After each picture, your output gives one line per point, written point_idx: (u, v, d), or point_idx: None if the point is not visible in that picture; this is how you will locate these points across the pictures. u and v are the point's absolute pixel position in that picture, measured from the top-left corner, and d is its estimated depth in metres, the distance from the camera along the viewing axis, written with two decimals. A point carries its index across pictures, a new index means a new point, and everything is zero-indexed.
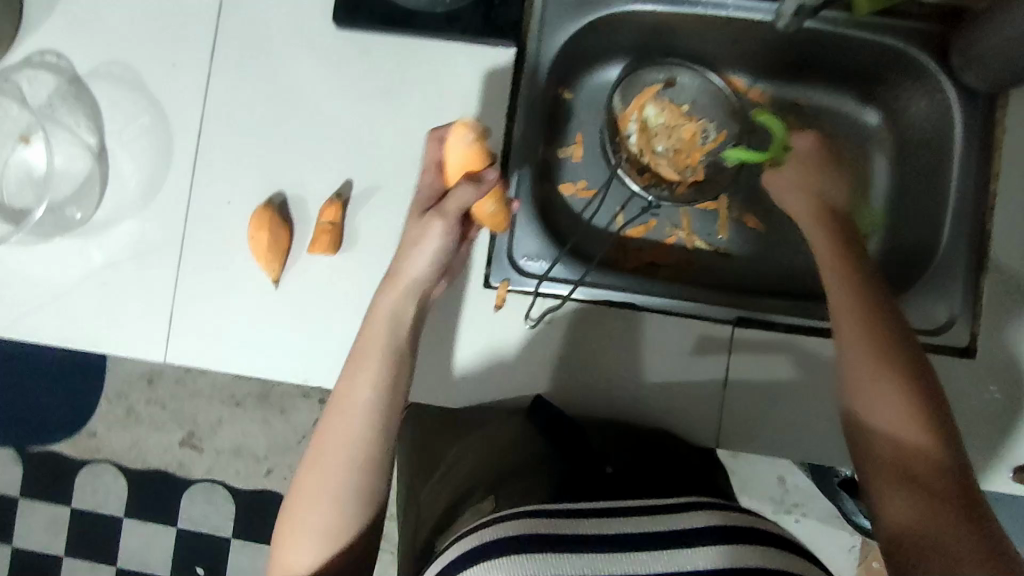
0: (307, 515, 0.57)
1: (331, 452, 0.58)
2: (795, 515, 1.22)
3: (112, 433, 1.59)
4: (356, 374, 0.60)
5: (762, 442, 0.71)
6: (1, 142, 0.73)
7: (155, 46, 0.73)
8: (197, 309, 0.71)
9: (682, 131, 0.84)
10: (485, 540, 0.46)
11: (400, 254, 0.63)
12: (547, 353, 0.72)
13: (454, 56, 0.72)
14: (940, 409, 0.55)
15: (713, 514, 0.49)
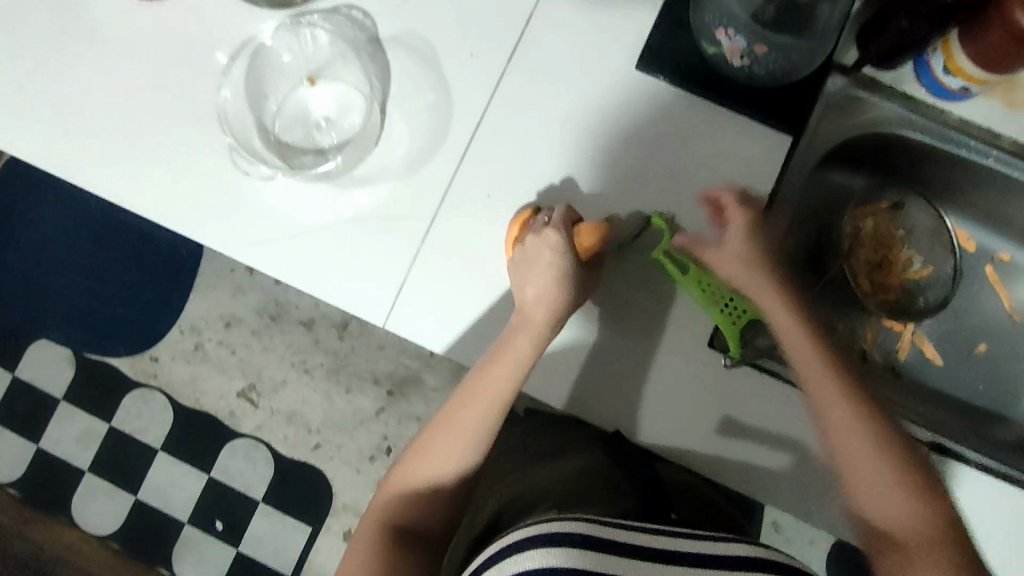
0: (399, 486, 0.70)
1: (429, 457, 0.70)
2: None
3: (174, 364, 1.56)
4: (465, 406, 0.70)
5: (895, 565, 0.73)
6: (286, 78, 0.77)
7: (459, 34, 0.76)
8: (432, 287, 0.74)
9: (889, 251, 0.88)
10: (547, 530, 0.53)
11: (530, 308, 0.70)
12: (733, 415, 0.74)
13: (740, 123, 0.74)
14: (904, 447, 0.65)
15: (738, 546, 0.56)
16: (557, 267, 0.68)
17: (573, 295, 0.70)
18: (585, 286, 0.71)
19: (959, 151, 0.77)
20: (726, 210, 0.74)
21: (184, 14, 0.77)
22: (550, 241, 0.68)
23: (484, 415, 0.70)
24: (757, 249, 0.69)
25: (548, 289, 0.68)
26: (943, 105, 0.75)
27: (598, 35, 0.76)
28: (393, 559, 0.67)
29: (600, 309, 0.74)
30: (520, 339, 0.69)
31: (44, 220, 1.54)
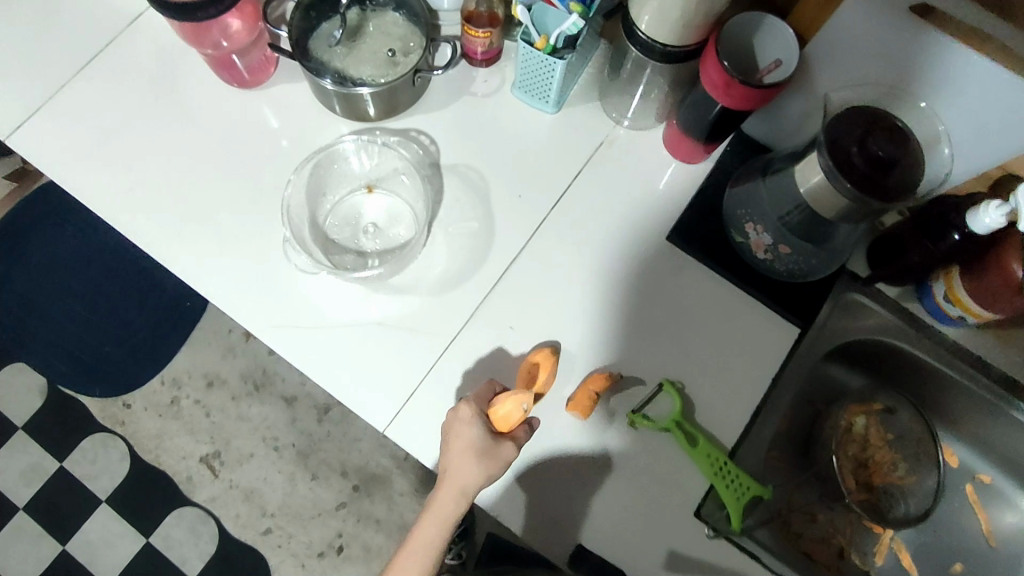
0: None
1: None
2: None
3: (145, 415, 1.53)
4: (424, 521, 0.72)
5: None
6: (347, 183, 0.84)
7: (512, 176, 0.83)
8: (437, 405, 0.75)
9: (875, 451, 0.91)
10: None
11: (450, 449, 0.69)
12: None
13: (753, 309, 0.80)
14: None
15: None
16: (468, 445, 0.68)
17: (484, 470, 0.68)
18: (500, 459, 0.69)
19: (952, 372, 0.83)
20: (727, 386, 0.78)
21: (268, 107, 0.84)
22: (458, 420, 0.69)
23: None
24: None
25: (461, 469, 0.68)
26: (937, 326, 0.81)
27: (636, 202, 0.83)
28: None
29: (587, 461, 0.75)
30: (456, 466, 0.68)
31: (49, 243, 1.50)
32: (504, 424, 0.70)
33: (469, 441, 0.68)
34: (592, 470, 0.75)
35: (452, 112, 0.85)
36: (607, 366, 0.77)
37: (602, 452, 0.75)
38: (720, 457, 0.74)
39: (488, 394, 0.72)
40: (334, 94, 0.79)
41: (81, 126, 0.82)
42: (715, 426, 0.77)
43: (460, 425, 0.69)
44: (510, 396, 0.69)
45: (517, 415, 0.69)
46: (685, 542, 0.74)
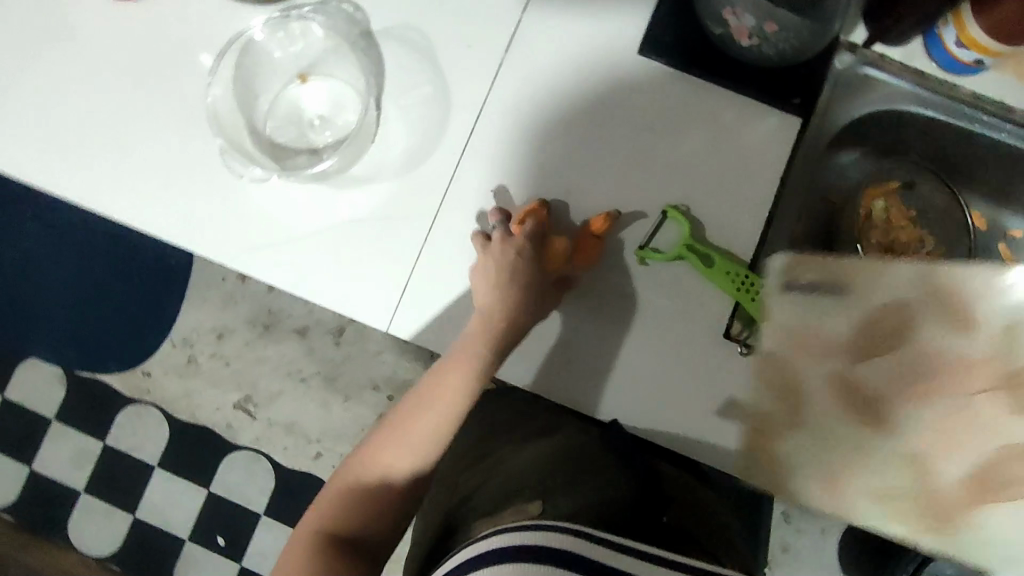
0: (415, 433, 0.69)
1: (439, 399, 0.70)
2: None
3: (167, 379, 1.52)
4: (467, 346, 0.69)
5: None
6: (275, 77, 0.74)
7: (455, 24, 0.74)
8: (437, 290, 0.72)
9: (901, 232, 0.85)
10: (534, 543, 0.44)
11: (502, 283, 0.69)
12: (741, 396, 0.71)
13: (747, 107, 0.72)
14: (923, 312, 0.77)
15: None
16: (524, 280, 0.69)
17: (536, 310, 0.70)
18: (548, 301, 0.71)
19: (973, 126, 0.75)
20: (735, 196, 0.72)
21: (164, 15, 0.74)
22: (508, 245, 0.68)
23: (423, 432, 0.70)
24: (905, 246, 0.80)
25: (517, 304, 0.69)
26: (954, 80, 0.73)
27: (598, 19, 0.73)
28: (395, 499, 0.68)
29: (603, 309, 0.72)
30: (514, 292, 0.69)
31: (30, 232, 1.50)
32: (557, 260, 0.70)
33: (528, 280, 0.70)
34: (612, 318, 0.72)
35: None
36: (603, 208, 0.72)
37: (618, 298, 0.72)
38: (742, 272, 0.69)
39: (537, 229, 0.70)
40: None
41: None
42: (730, 242, 0.72)
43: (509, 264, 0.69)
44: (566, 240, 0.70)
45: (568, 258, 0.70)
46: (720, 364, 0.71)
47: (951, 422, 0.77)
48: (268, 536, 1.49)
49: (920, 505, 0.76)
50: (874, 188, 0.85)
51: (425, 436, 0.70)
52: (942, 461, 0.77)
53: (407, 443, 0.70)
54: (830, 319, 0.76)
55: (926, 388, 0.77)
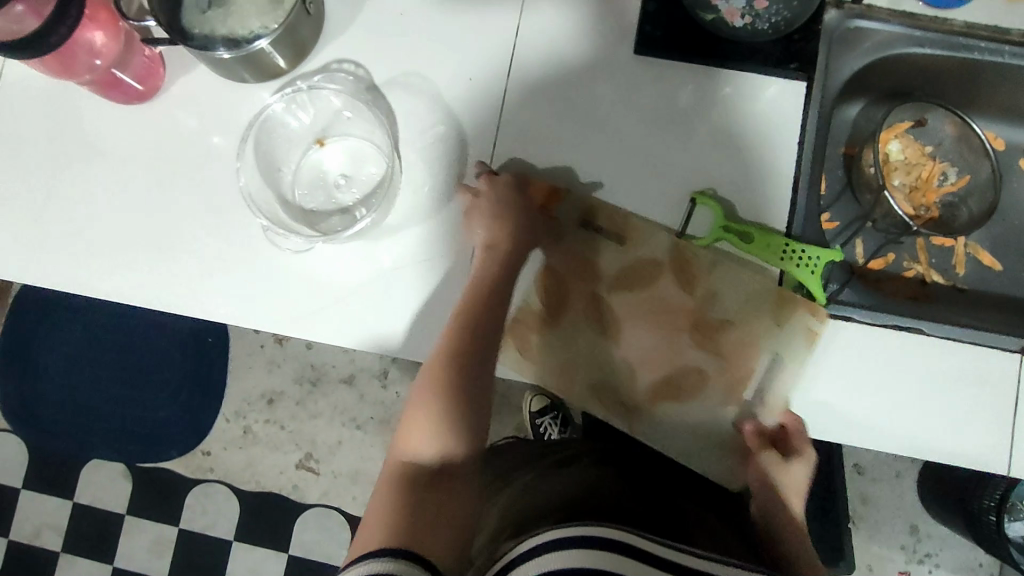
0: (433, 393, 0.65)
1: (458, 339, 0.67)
2: (927, 565, 1.25)
3: (227, 453, 1.55)
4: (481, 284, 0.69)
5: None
6: (294, 146, 0.77)
7: (454, 62, 0.76)
8: None
9: (921, 169, 0.87)
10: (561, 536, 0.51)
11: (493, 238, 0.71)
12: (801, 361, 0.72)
13: (751, 81, 0.74)
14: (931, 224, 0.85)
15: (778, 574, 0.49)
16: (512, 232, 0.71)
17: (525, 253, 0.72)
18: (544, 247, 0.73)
19: (971, 55, 0.76)
20: (758, 168, 0.73)
21: (180, 110, 0.77)
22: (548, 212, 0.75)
23: (439, 410, 0.63)
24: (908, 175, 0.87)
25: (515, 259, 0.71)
26: (943, 12, 0.74)
27: (589, 31, 0.75)
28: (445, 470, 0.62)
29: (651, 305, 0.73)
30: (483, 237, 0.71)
31: (70, 337, 1.54)
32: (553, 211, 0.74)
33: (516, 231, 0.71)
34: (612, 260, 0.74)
35: (364, 24, 0.77)
36: (634, 205, 0.74)
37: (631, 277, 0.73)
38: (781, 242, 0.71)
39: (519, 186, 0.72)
40: (236, 62, 0.72)
41: (18, 218, 0.77)
42: (762, 212, 0.73)
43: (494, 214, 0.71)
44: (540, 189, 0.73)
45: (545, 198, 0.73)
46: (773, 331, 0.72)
47: (724, 345, 0.72)
48: None
49: (704, 428, 0.73)
50: (887, 132, 0.87)
51: (439, 429, 0.62)
52: (705, 360, 0.72)
53: (424, 440, 0.62)
54: (646, 232, 0.73)
55: (648, 312, 0.73)
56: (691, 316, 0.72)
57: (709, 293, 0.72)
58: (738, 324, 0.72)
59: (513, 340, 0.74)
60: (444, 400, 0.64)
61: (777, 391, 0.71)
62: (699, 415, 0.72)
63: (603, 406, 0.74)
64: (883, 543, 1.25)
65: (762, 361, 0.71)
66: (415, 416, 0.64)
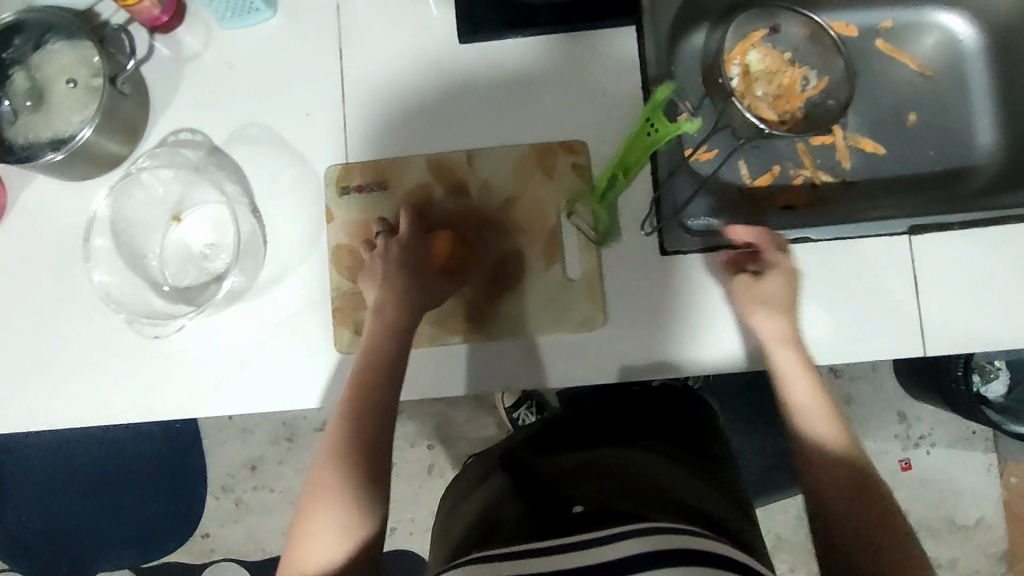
0: (333, 486, 0.60)
1: (351, 411, 0.63)
2: (924, 447, 1.25)
3: (226, 529, 1.54)
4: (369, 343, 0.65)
5: (945, 333, 0.70)
6: (150, 229, 0.75)
7: (287, 101, 0.74)
8: None
9: (783, 76, 0.86)
10: None
11: (355, 269, 0.72)
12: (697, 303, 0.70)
13: (581, 40, 0.73)
14: (798, 127, 0.85)
15: (651, 539, 0.45)
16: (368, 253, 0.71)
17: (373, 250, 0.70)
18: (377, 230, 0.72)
19: None
20: (611, 122, 0.72)
21: (29, 222, 0.75)
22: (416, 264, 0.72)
23: (339, 502, 0.59)
24: (770, 84, 0.86)
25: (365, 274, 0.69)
26: None
27: (411, 35, 0.74)
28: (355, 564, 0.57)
29: (535, 292, 0.70)
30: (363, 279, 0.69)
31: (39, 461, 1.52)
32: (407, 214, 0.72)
33: (362, 232, 0.72)
34: (484, 262, 0.71)
35: (188, 88, 0.75)
36: (496, 192, 0.71)
37: (466, 214, 0.71)
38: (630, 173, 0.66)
39: (351, 204, 0.72)
40: (65, 164, 0.70)
41: None
42: None
43: (355, 235, 0.72)
44: (358, 175, 0.72)
45: (361, 179, 0.72)
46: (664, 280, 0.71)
47: (519, 217, 0.71)
48: None
49: (547, 300, 0.70)
50: (737, 51, 0.85)
51: (342, 525, 0.58)
52: (515, 243, 0.70)
53: (328, 534, 0.58)
54: (475, 198, 0.71)
55: (440, 226, 0.71)
56: (478, 216, 0.71)
57: (483, 187, 0.71)
58: (523, 192, 0.71)
59: (345, 325, 0.71)
60: (343, 492, 0.59)
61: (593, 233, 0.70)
62: (538, 298, 0.70)
63: (449, 330, 0.71)
64: (877, 438, 1.26)
65: (558, 215, 0.71)
66: (317, 517, 0.59)
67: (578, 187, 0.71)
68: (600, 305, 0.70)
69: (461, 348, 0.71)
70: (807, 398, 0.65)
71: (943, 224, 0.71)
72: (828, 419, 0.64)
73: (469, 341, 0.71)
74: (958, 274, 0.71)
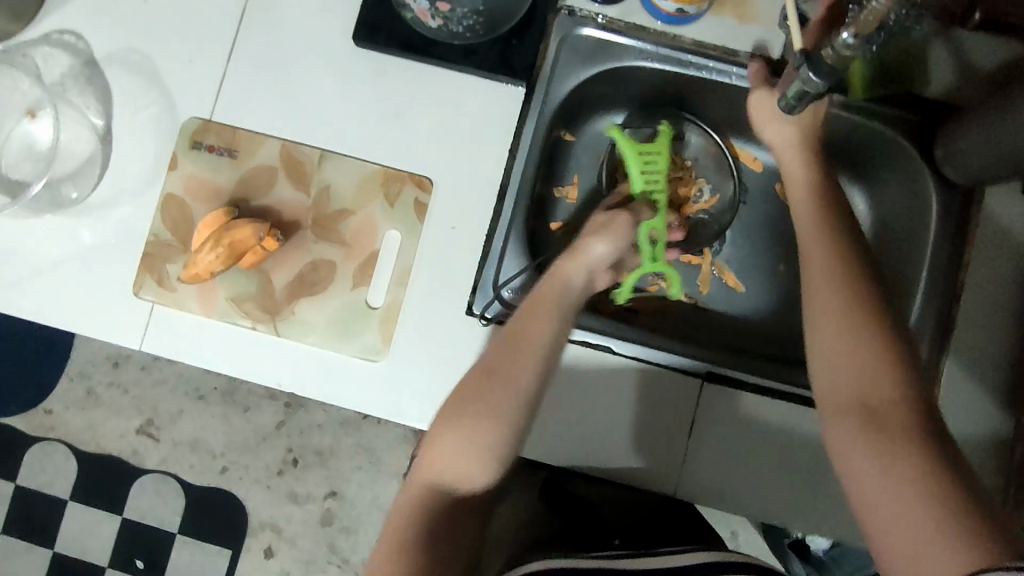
0: (471, 425, 0.58)
1: (523, 343, 0.62)
2: None
3: (69, 412, 1.48)
4: (539, 313, 0.63)
5: (705, 487, 0.71)
6: (5, 114, 0.74)
7: (175, 40, 0.74)
8: (170, 303, 0.71)
9: (679, 184, 0.84)
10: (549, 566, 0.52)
11: (179, 223, 0.72)
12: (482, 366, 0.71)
13: (468, 83, 0.73)
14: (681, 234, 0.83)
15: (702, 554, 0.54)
16: (195, 213, 0.72)
17: (208, 210, 0.72)
18: (215, 191, 0.72)
19: (701, 73, 0.75)
20: (468, 169, 0.72)
21: None
22: (198, 264, 0.68)
23: (485, 441, 0.58)
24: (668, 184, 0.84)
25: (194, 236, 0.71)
26: (671, 31, 0.74)
27: (314, 20, 0.74)
28: (435, 518, 0.57)
29: (333, 303, 0.71)
30: (201, 228, 0.70)
31: None
32: (246, 189, 0.72)
33: (200, 191, 0.72)
34: (299, 260, 0.71)
35: None
36: (337, 199, 0.72)
37: (301, 206, 0.72)
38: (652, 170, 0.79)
39: (196, 160, 0.73)
40: None
41: None
42: (461, 215, 0.72)
43: (191, 190, 0.72)
44: (214, 135, 0.73)
45: (216, 141, 0.73)
46: (459, 335, 0.70)
47: (345, 229, 0.72)
48: (187, 557, 1.46)
49: (342, 316, 0.71)
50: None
51: (486, 463, 0.58)
52: (330, 250, 0.71)
53: (458, 477, 0.58)
54: (313, 196, 0.72)
55: (269, 210, 0.72)
56: (309, 214, 0.72)
57: (322, 188, 0.72)
58: (356, 209, 0.72)
59: (149, 272, 0.72)
60: (483, 430, 0.58)
61: (408, 269, 0.71)
62: (334, 309, 0.71)
63: (243, 311, 0.71)
64: None
65: (381, 239, 0.72)
66: (433, 461, 0.58)
67: (410, 222, 0.72)
68: (391, 342, 0.70)
69: (248, 330, 0.71)
70: (893, 389, 0.53)
71: (739, 379, 0.72)
72: (877, 380, 0.53)
73: (256, 327, 0.71)
74: (736, 432, 0.71)
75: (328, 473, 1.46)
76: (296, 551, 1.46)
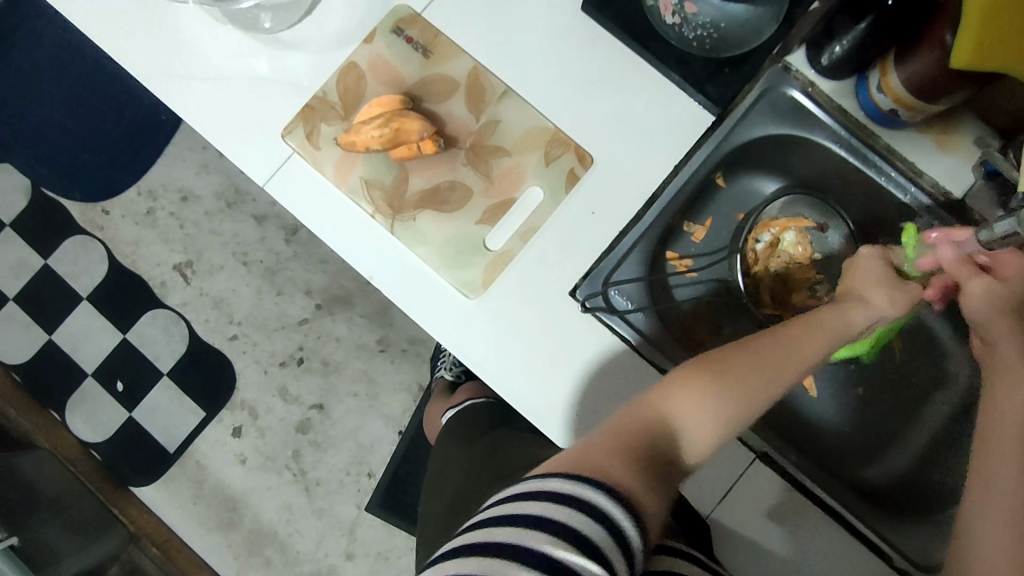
0: (736, 392, 0.54)
1: (803, 342, 0.57)
2: None
3: (123, 222, 1.43)
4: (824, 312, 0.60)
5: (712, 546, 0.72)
6: None
7: None
8: (308, 159, 0.73)
9: (801, 270, 0.80)
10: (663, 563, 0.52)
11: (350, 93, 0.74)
12: (560, 346, 0.71)
13: (665, 89, 0.74)
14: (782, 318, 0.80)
15: None
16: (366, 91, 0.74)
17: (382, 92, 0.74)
18: (395, 78, 0.74)
19: (878, 177, 0.73)
20: (628, 164, 0.73)
21: None
22: (360, 135, 0.70)
23: (731, 408, 0.53)
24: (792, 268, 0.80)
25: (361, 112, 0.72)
26: (874, 128, 0.71)
27: None
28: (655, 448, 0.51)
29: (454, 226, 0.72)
30: (373, 107, 0.71)
31: None
32: (422, 89, 0.74)
33: (381, 73, 0.74)
34: (443, 176, 0.73)
35: None
36: (499, 137, 0.73)
37: (466, 128, 0.73)
38: None
39: (389, 44, 0.74)
40: None
41: None
42: (604, 203, 0.73)
43: (373, 69, 0.74)
44: (414, 29, 0.74)
45: (416, 36, 0.74)
46: (553, 308, 0.71)
47: (495, 167, 0.73)
48: (166, 400, 1.41)
49: (457, 242, 0.72)
50: (759, 225, 0.81)
51: (719, 424, 0.53)
52: (473, 178, 0.73)
53: (690, 429, 0.53)
54: (480, 125, 0.73)
55: (434, 119, 0.73)
56: (469, 139, 0.73)
57: (489, 120, 0.73)
58: (512, 153, 0.73)
59: (303, 123, 0.73)
60: (732, 396, 0.53)
61: (534, 230, 0.72)
62: (452, 230, 0.72)
63: (368, 195, 0.72)
64: None
65: (524, 190, 0.73)
66: (674, 398, 0.54)
67: (556, 187, 0.73)
68: (489, 286, 0.71)
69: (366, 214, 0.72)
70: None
71: (789, 474, 0.72)
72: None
73: (373, 216, 0.72)
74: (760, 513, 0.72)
75: (323, 385, 1.42)
76: (261, 442, 1.42)
